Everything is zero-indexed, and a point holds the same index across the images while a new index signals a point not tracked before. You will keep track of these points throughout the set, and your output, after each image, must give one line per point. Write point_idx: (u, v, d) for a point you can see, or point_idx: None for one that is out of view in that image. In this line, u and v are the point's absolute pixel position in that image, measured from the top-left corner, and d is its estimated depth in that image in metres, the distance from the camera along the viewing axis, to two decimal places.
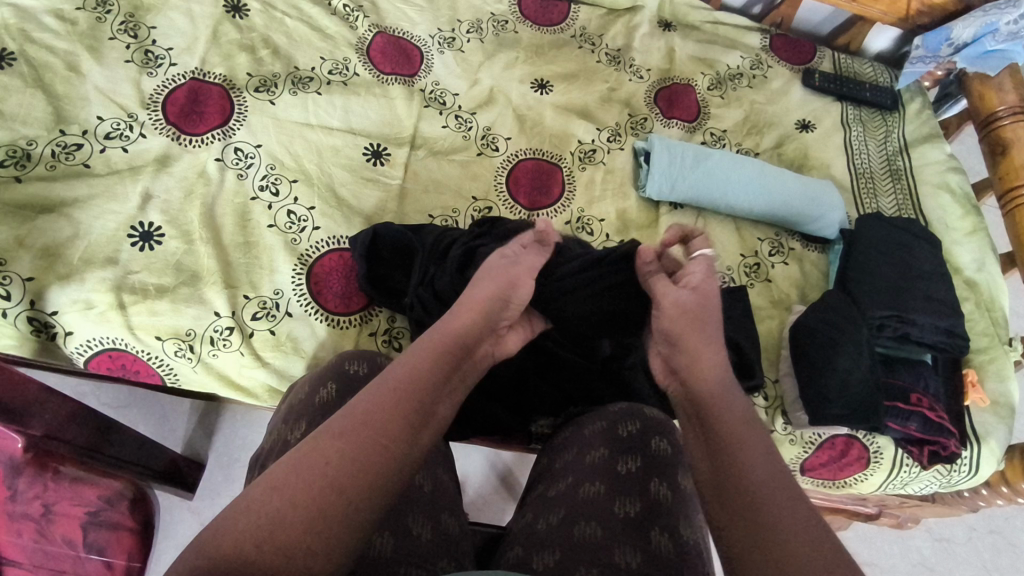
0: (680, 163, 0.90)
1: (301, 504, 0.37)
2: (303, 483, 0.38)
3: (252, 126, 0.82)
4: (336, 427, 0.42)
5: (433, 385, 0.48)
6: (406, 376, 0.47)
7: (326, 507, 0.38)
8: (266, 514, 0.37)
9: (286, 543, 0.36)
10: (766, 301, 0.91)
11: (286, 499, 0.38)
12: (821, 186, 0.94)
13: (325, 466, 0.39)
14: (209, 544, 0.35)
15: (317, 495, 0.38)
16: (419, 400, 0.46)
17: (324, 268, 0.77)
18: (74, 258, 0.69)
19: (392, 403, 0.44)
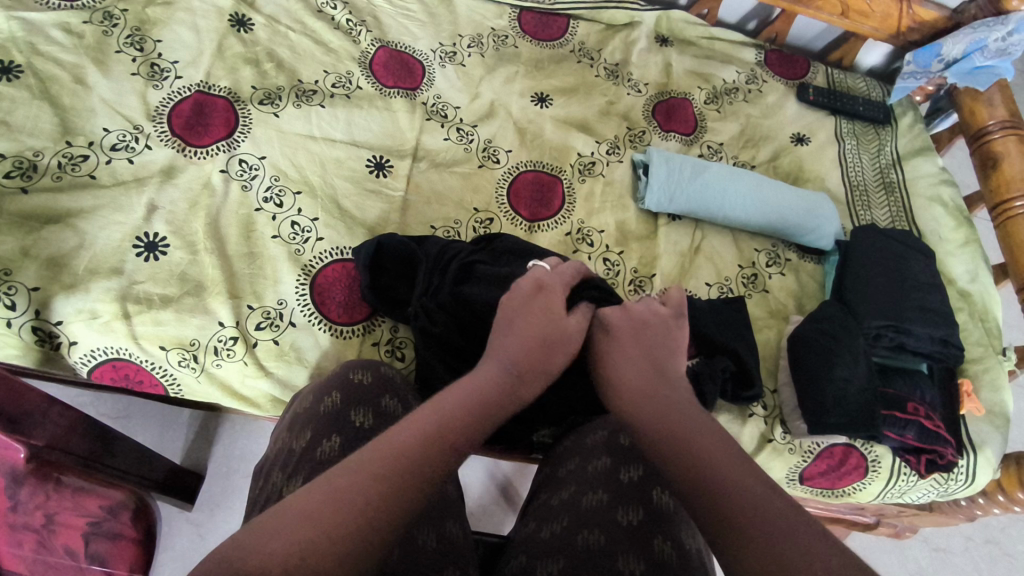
0: (678, 176, 0.92)
1: (336, 533, 0.37)
2: (341, 517, 0.38)
3: (257, 139, 0.83)
4: (374, 464, 0.42)
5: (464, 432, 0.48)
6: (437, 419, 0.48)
7: (358, 541, 0.38)
8: (299, 539, 0.37)
9: (320, 570, 0.36)
10: (764, 311, 0.92)
11: (321, 528, 0.37)
12: (817, 199, 0.95)
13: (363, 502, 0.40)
14: (236, 559, 0.35)
15: (353, 526, 0.38)
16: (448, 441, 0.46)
17: (328, 279, 0.78)
18: (80, 268, 0.69)
19: (426, 446, 0.45)
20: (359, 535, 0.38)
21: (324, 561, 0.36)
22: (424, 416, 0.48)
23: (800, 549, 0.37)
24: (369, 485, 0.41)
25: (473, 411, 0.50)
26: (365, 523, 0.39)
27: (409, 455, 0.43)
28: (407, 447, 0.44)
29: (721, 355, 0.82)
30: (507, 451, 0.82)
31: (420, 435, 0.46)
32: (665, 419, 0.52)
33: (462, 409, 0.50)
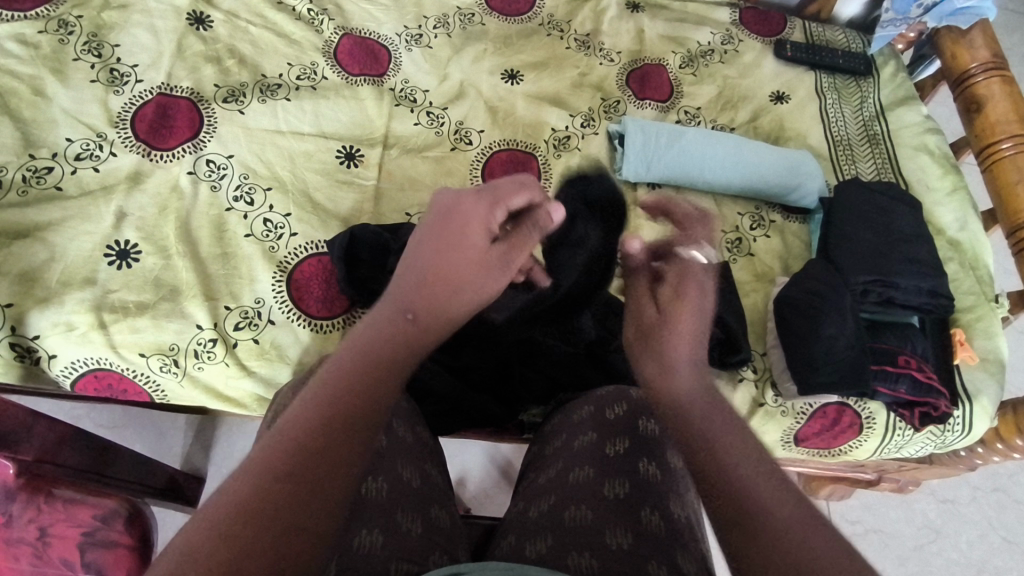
0: (654, 144, 0.92)
1: (248, 547, 0.36)
2: (252, 532, 0.36)
3: (223, 137, 0.82)
4: (269, 493, 0.38)
5: (370, 391, 0.45)
6: (333, 392, 0.44)
7: (286, 547, 0.37)
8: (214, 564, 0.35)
9: None
10: (749, 275, 0.90)
11: (234, 548, 0.36)
12: (797, 157, 0.95)
13: (282, 479, 0.39)
14: None
15: (262, 535, 0.37)
16: (356, 405, 0.44)
17: (305, 274, 0.77)
18: (52, 282, 0.69)
19: (326, 429, 0.42)
20: (289, 538, 0.37)
21: (252, 563, 0.36)
22: (304, 412, 0.42)
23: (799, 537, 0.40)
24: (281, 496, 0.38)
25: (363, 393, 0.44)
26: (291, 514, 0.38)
27: (313, 441, 0.41)
28: (274, 470, 0.39)
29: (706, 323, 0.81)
30: (497, 433, 0.82)
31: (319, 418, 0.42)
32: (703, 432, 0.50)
33: (343, 378, 0.45)
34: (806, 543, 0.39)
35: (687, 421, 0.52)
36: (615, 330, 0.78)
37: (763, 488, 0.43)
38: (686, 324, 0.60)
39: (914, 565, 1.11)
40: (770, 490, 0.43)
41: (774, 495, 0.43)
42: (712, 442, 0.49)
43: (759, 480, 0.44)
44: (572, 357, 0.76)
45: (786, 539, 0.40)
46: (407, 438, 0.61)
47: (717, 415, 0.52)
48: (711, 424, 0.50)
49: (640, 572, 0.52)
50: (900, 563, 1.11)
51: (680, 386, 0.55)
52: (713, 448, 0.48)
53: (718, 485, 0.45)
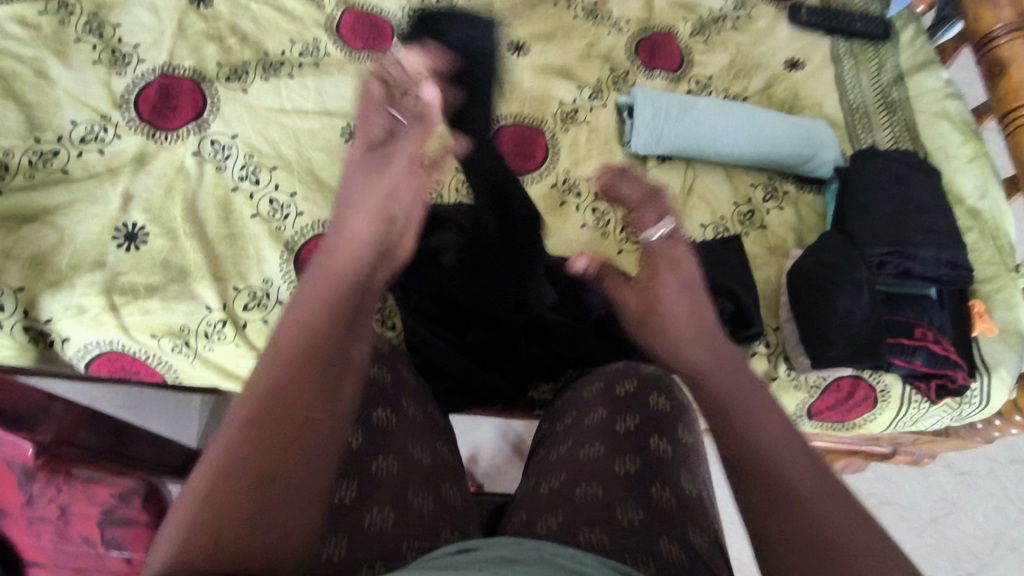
0: (664, 116, 0.89)
1: (245, 497, 0.38)
2: (245, 484, 0.38)
3: (226, 117, 0.81)
4: (254, 448, 0.39)
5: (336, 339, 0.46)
6: (304, 343, 0.45)
7: (274, 496, 0.39)
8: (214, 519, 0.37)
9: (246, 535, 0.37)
10: (763, 248, 0.88)
11: (232, 500, 0.38)
12: (812, 125, 0.92)
13: (272, 431, 0.40)
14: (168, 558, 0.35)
15: (255, 483, 0.39)
16: (330, 357, 0.45)
17: (311, 254, 0.77)
18: (62, 265, 0.69)
19: (299, 379, 0.43)
20: (276, 486, 0.39)
21: (243, 516, 0.37)
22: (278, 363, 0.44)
23: (835, 531, 0.40)
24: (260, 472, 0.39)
25: (302, 357, 0.44)
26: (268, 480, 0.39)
27: (288, 394, 0.42)
28: (257, 422, 0.40)
29: (719, 296, 0.79)
30: (507, 411, 0.82)
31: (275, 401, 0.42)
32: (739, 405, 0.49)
33: (314, 330, 0.46)
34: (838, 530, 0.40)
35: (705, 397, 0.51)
36: None
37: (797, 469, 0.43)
38: (680, 296, 0.59)
39: (931, 537, 1.11)
40: (804, 474, 0.43)
41: (809, 480, 0.43)
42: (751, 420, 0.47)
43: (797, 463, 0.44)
44: (580, 334, 0.75)
45: (827, 527, 0.40)
46: (416, 415, 0.61)
47: (735, 382, 0.51)
48: (741, 397, 0.49)
49: (651, 548, 0.52)
50: (917, 535, 1.11)
51: (687, 350, 0.56)
52: (745, 419, 0.47)
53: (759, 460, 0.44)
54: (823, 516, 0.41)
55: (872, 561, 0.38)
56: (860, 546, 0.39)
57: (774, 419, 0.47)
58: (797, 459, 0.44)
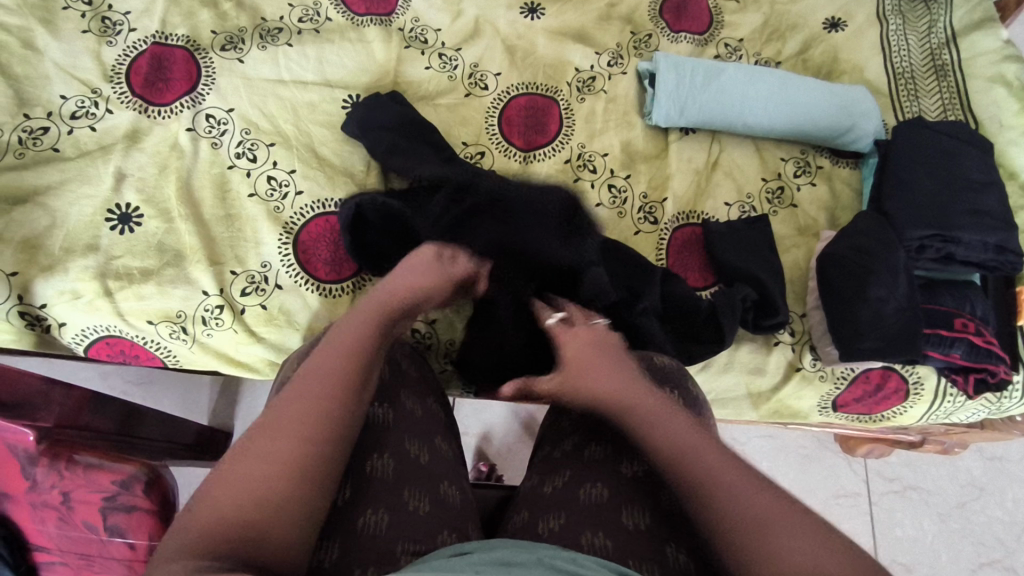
0: (688, 84, 0.83)
1: (280, 466, 0.41)
2: (282, 450, 0.42)
3: (222, 90, 0.77)
4: (290, 418, 0.44)
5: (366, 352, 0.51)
6: (337, 348, 0.50)
7: (303, 467, 0.41)
8: (245, 479, 0.40)
9: (273, 497, 0.39)
10: (791, 229, 0.83)
11: (264, 463, 0.41)
12: (851, 94, 0.85)
13: (308, 412, 0.44)
14: (200, 517, 0.38)
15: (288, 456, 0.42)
16: (356, 362, 0.50)
17: (311, 236, 0.74)
18: (55, 248, 0.67)
19: (341, 374, 0.48)
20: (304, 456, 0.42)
21: (275, 485, 0.40)
22: (318, 362, 0.49)
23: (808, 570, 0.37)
24: (282, 460, 0.41)
25: (341, 370, 0.48)
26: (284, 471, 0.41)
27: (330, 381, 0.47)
28: (293, 404, 0.45)
29: (742, 283, 0.75)
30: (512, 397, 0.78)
31: (307, 401, 0.45)
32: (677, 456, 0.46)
33: (349, 345, 0.51)
34: (807, 557, 0.37)
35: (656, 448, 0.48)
36: (640, 293, 0.72)
37: (744, 505, 0.41)
38: (603, 363, 0.57)
39: (955, 523, 1.07)
40: (761, 506, 0.41)
41: (759, 514, 0.41)
42: (669, 422, 0.49)
43: (751, 499, 0.42)
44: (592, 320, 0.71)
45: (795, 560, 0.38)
46: (414, 411, 0.59)
47: (690, 431, 0.48)
48: (680, 441, 0.47)
49: (658, 555, 0.49)
50: (939, 521, 1.07)
51: (617, 393, 0.53)
52: (696, 478, 0.44)
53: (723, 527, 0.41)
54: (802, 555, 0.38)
55: None
56: (802, 523, 0.39)
57: (694, 424, 0.48)
58: (733, 476, 0.43)
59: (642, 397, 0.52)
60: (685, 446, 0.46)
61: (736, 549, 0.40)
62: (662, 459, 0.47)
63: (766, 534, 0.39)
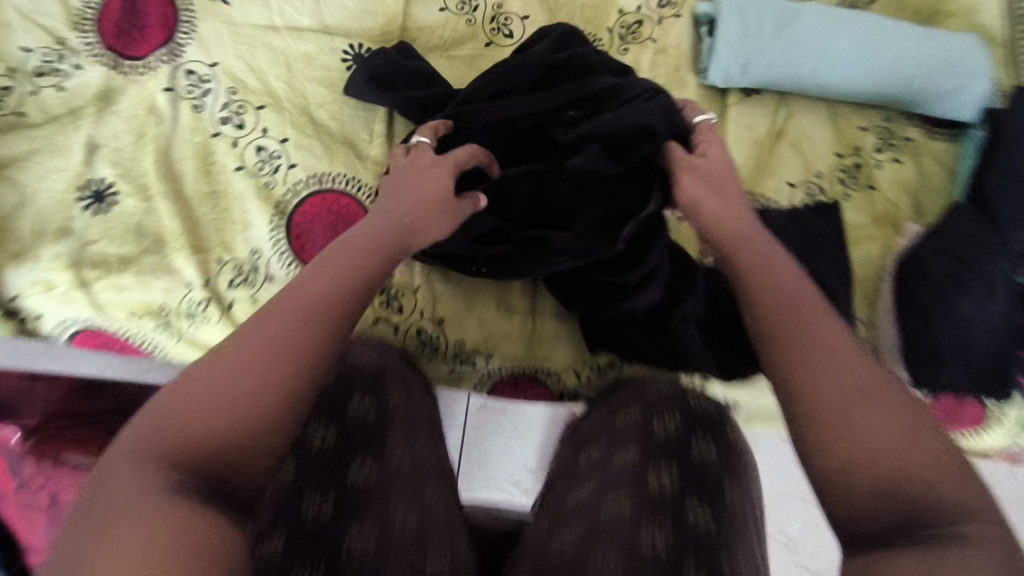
0: (754, 34, 0.68)
1: (257, 373, 0.32)
2: (269, 334, 0.34)
3: (204, 39, 0.66)
4: (291, 296, 0.36)
5: (398, 241, 0.44)
6: (367, 232, 0.43)
7: (294, 358, 0.33)
8: (214, 380, 0.32)
9: (244, 401, 0.31)
10: (865, 217, 0.70)
11: (239, 369, 0.32)
12: (960, 48, 0.69)
13: (301, 304, 0.36)
14: (153, 422, 0.31)
15: (266, 359, 0.33)
16: (384, 248, 0.43)
17: (306, 217, 0.65)
18: (24, 232, 0.61)
19: (363, 256, 0.41)
20: (298, 353, 0.34)
21: (244, 385, 0.32)
22: (344, 240, 0.42)
23: (914, 458, 0.29)
24: (271, 349, 0.33)
25: (361, 253, 0.41)
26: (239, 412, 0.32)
27: (343, 270, 0.39)
28: (300, 288, 0.37)
29: None
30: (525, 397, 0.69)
31: (287, 319, 0.35)
32: (774, 291, 0.39)
33: (378, 228, 0.44)
34: (919, 455, 0.29)
35: (763, 274, 0.41)
36: (681, 293, 0.61)
37: (853, 376, 0.33)
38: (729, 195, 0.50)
39: None
40: (871, 379, 0.33)
41: (870, 382, 0.33)
42: (771, 290, 0.40)
43: (853, 368, 0.33)
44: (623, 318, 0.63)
45: (883, 437, 0.30)
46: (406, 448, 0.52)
47: (796, 283, 0.40)
48: (787, 294, 0.39)
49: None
50: None
51: (735, 228, 0.47)
52: (802, 328, 0.36)
53: (804, 386, 0.34)
54: (901, 457, 0.30)
55: (944, 485, 0.29)
56: (887, 407, 0.31)
57: (794, 289, 0.39)
58: (846, 358, 0.34)
59: (767, 243, 0.45)
60: (808, 321, 0.37)
61: (813, 413, 0.33)
62: (761, 296, 0.40)
63: (827, 418, 0.32)
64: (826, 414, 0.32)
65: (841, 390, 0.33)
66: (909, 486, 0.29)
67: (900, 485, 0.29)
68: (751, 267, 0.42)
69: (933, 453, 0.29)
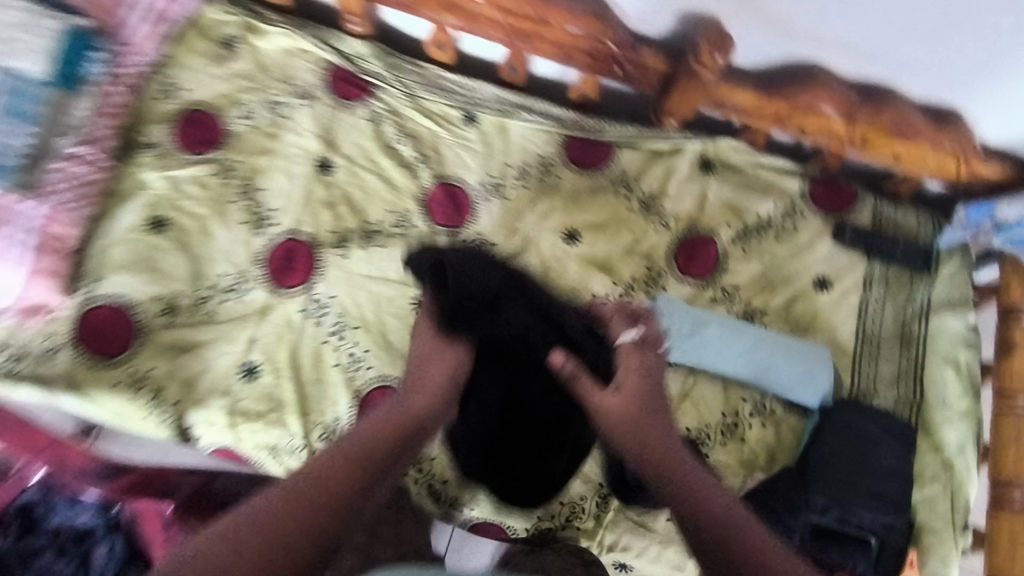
0: (676, 332, 1.08)
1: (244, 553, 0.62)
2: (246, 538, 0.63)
3: (330, 280, 1.08)
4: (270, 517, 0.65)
5: (378, 454, 0.78)
6: (364, 440, 0.78)
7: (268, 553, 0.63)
8: (234, 539, 0.63)
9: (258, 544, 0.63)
10: (733, 460, 1.07)
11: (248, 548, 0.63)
12: (809, 361, 1.08)
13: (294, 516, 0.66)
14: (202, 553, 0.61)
15: (270, 525, 0.65)
16: (366, 462, 0.75)
17: (373, 402, 1.04)
18: (203, 388, 1.01)
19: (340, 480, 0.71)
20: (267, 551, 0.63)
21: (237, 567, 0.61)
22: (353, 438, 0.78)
23: (777, 557, 0.72)
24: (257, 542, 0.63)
25: (356, 456, 0.75)
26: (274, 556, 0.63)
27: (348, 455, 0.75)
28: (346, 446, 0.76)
29: None
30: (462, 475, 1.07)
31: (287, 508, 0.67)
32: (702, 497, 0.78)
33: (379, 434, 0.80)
34: (766, 543, 0.73)
35: (698, 499, 0.78)
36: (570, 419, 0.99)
37: (729, 507, 0.78)
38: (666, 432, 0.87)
39: None
40: (735, 511, 0.77)
41: (728, 508, 0.77)
42: (663, 469, 0.83)
43: (722, 504, 0.78)
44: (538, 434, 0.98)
45: (760, 541, 0.73)
46: None
47: (705, 484, 0.81)
48: (700, 483, 0.80)
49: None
50: None
51: (670, 461, 0.83)
52: (696, 482, 0.81)
53: (713, 509, 0.77)
54: (752, 536, 0.74)
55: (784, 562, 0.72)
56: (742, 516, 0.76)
57: (669, 457, 0.84)
58: (720, 494, 0.79)
59: (683, 456, 0.84)
60: (708, 484, 0.80)
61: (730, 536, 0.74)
62: (671, 472, 0.82)
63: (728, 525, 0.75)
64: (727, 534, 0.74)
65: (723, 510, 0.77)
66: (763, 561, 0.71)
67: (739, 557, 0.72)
68: (693, 488, 0.79)
69: (780, 557, 0.72)
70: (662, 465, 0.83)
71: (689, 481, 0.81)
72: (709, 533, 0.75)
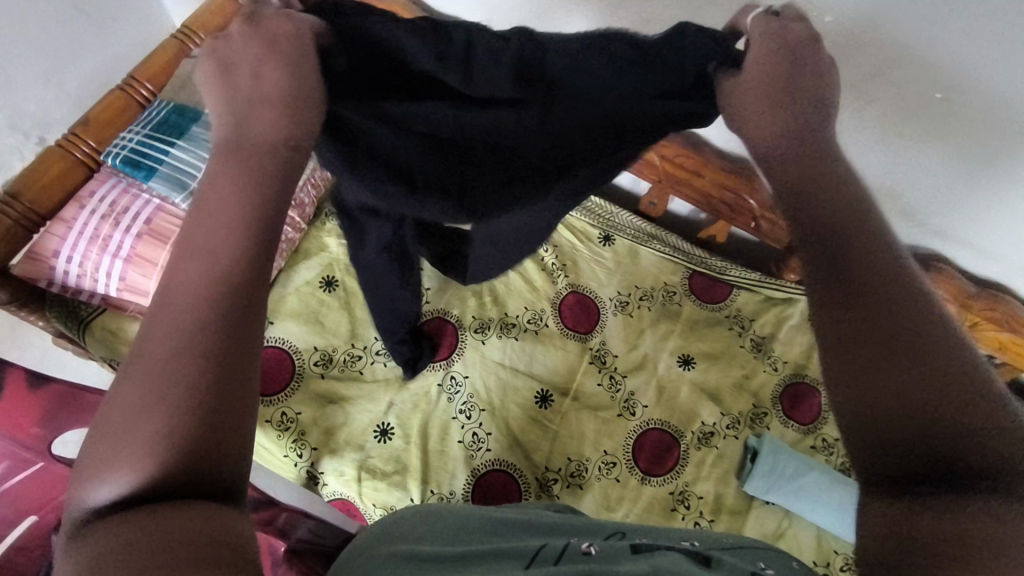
0: (779, 473, 1.12)
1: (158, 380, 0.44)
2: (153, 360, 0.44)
3: (466, 360, 1.18)
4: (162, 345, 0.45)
5: (207, 292, 0.47)
6: (189, 281, 0.48)
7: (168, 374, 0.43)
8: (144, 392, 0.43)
9: (149, 395, 0.43)
10: None
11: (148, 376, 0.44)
12: None
13: (162, 345, 0.45)
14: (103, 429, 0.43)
15: (195, 350, 0.45)
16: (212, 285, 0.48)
17: (488, 482, 1.10)
18: (340, 438, 1.09)
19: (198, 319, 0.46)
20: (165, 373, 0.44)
21: (150, 396, 0.43)
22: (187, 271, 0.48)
23: (941, 407, 0.45)
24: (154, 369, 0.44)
25: (211, 300, 0.47)
26: (205, 322, 0.46)
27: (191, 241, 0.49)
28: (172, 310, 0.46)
29: None
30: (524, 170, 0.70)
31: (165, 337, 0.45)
32: (905, 323, 0.49)
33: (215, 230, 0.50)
34: (947, 405, 0.45)
35: (872, 304, 0.50)
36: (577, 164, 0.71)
37: (922, 317, 0.49)
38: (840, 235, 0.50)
39: None
40: (936, 331, 0.48)
41: (931, 330, 0.48)
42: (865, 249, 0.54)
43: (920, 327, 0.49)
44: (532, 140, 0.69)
45: (944, 410, 0.44)
46: None
47: (887, 318, 0.49)
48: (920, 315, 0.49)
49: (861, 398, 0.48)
50: None
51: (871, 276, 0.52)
52: (896, 342, 0.48)
53: (924, 371, 0.46)
54: (946, 383, 0.45)
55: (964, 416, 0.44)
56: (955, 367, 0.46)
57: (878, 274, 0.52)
58: (910, 314, 0.49)
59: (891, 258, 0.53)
60: (900, 296, 0.51)
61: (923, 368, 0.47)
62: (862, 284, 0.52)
63: (916, 349, 0.47)
64: (908, 414, 0.45)
65: (923, 332, 0.48)
66: (929, 415, 0.45)
67: (920, 418, 0.45)
68: (865, 325, 0.49)
69: (938, 388, 0.45)
70: (817, 223, 0.56)
71: (897, 314, 0.49)
72: (866, 402, 0.47)
